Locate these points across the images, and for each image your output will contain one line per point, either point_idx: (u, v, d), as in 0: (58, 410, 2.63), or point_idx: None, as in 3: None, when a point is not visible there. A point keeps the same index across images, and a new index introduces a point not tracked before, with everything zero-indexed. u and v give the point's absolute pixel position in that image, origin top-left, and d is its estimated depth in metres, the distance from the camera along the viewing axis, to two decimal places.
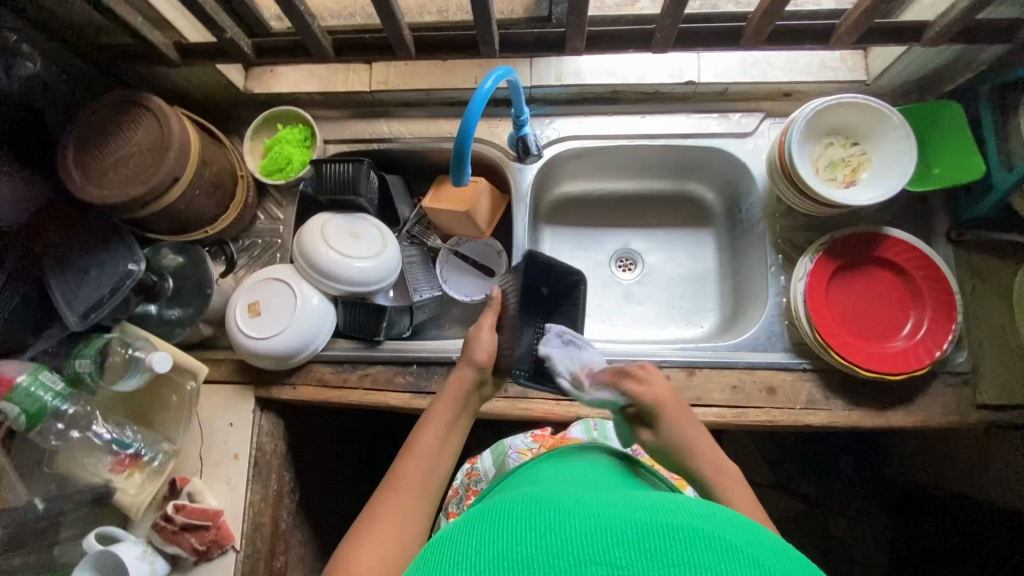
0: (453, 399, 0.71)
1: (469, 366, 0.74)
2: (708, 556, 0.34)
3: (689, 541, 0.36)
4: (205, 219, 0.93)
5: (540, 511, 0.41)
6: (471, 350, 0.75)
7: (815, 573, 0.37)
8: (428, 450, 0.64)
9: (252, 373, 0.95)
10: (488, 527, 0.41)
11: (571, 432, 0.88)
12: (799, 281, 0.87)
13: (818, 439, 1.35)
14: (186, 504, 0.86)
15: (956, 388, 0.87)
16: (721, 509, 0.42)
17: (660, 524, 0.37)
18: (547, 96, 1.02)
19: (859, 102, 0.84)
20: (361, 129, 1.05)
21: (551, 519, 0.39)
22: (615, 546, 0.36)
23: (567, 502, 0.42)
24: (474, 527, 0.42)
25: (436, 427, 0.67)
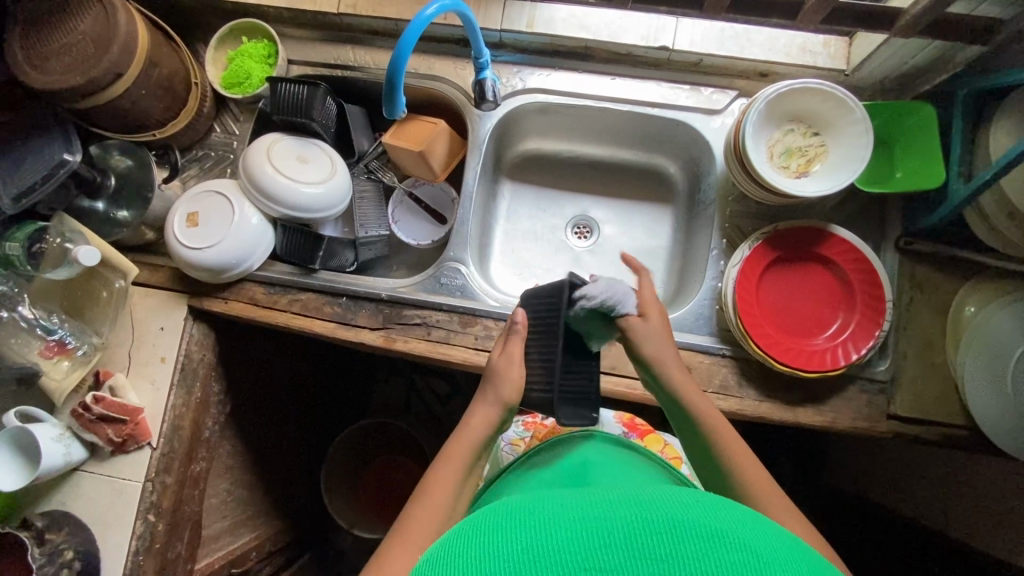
0: (474, 436, 0.69)
1: (496, 403, 0.71)
2: (688, 546, 0.38)
3: (675, 536, 0.39)
4: (153, 121, 0.92)
5: (523, 518, 0.43)
6: (499, 388, 0.71)
7: (784, 540, 0.42)
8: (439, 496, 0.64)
9: (188, 283, 0.97)
10: (485, 534, 0.43)
11: (563, 421, 0.94)
12: (733, 266, 0.87)
13: (754, 433, 1.35)
14: (105, 397, 0.89)
15: (871, 395, 0.87)
16: (696, 493, 0.45)
17: (639, 520, 0.40)
18: (518, 43, 0.98)
19: (824, 90, 0.80)
20: (327, 54, 1.02)
21: (536, 528, 0.41)
22: (602, 548, 0.39)
23: (557, 502, 0.45)
24: (472, 535, 0.44)
25: (452, 470, 0.67)
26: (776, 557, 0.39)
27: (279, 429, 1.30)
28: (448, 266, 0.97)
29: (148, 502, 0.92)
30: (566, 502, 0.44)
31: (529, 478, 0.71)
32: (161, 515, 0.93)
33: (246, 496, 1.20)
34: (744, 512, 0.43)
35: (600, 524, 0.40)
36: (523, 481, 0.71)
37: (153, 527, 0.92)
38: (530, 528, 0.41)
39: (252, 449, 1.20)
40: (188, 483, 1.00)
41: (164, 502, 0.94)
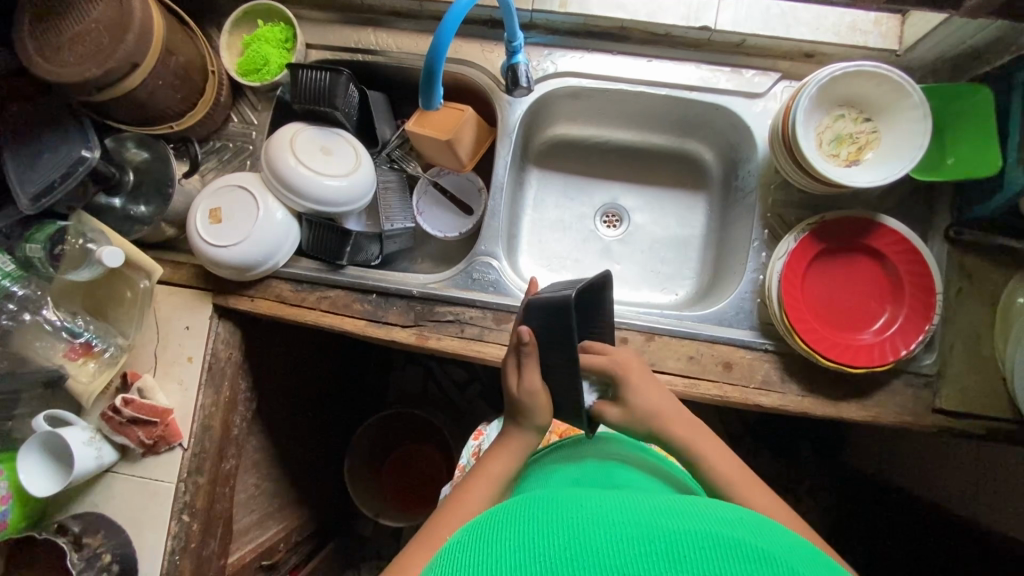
0: (512, 458, 0.71)
1: (529, 430, 0.72)
2: (726, 559, 0.40)
3: (713, 548, 0.41)
4: (171, 112, 0.88)
5: (566, 517, 0.45)
6: (533, 415, 0.71)
7: (812, 559, 0.44)
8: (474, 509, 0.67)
9: (211, 281, 0.94)
10: (523, 530, 0.45)
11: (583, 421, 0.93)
12: (778, 259, 0.84)
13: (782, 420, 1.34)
14: (135, 399, 0.88)
15: (916, 390, 0.85)
16: (730, 511, 0.48)
17: (679, 531, 0.43)
18: (550, 23, 0.93)
19: (879, 74, 0.76)
20: (347, 37, 0.97)
21: (579, 527, 0.44)
22: (643, 553, 0.41)
23: (594, 507, 0.47)
24: (509, 529, 0.46)
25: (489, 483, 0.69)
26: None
27: (303, 422, 1.29)
28: (477, 261, 0.94)
29: (182, 503, 0.91)
30: (606, 506, 0.47)
31: (553, 470, 0.70)
32: (195, 515, 0.93)
33: (273, 489, 1.19)
34: (777, 536, 0.45)
35: (642, 532, 0.43)
36: (547, 472, 0.70)
37: (188, 527, 0.92)
38: (572, 528, 0.44)
39: (277, 443, 1.19)
40: (220, 481, 0.99)
41: (197, 503, 0.93)
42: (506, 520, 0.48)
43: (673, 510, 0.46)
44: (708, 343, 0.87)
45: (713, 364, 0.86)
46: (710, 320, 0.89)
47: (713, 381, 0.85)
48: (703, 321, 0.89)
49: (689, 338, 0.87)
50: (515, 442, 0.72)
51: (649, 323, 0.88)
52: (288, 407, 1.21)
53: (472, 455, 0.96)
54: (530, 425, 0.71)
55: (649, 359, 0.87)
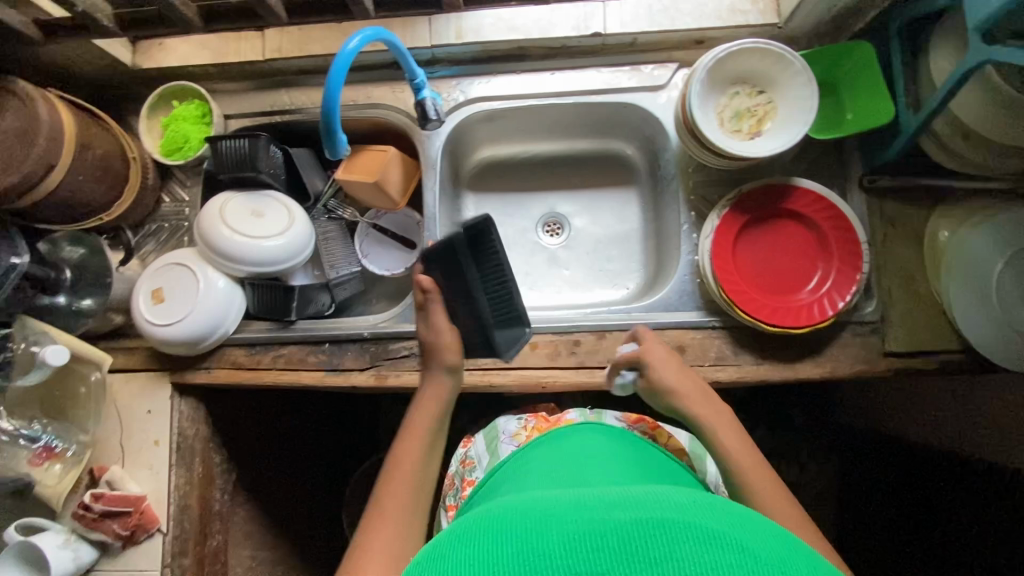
0: (433, 407, 0.79)
1: (442, 372, 0.81)
2: (689, 550, 0.37)
3: (671, 538, 0.38)
4: (98, 204, 0.90)
5: (518, 525, 0.42)
6: (441, 355, 0.81)
7: (780, 539, 0.41)
8: (411, 456, 0.73)
9: (166, 360, 0.95)
10: (478, 540, 0.42)
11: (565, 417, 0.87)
12: (706, 238, 0.86)
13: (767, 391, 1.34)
14: (104, 492, 0.88)
15: (864, 338, 0.87)
16: (697, 496, 0.45)
17: (636, 522, 0.40)
18: (452, 55, 0.97)
19: (760, 48, 0.80)
20: (263, 102, 1.00)
21: (532, 531, 0.41)
22: (595, 552, 0.38)
23: (550, 507, 0.44)
24: (464, 541, 0.43)
25: (419, 436, 0.76)
26: (776, 563, 0.37)
27: (291, 484, 1.27)
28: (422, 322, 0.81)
29: None
30: (564, 504, 0.44)
31: (527, 466, 0.73)
32: None
33: (271, 557, 1.18)
34: (744, 516, 0.42)
35: (594, 528, 0.40)
36: (523, 468, 0.73)
37: None
38: (525, 532, 0.41)
39: (265, 510, 1.18)
40: (208, 560, 0.98)
41: None
42: (466, 529, 0.45)
43: (635, 501, 0.43)
44: (657, 330, 0.89)
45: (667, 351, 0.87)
46: (656, 309, 0.91)
47: None
48: (650, 310, 0.91)
49: (639, 329, 0.89)
50: (434, 388, 0.81)
51: (597, 321, 0.89)
52: (271, 471, 1.20)
53: (463, 461, 0.94)
54: (442, 366, 0.81)
55: (604, 357, 0.88)
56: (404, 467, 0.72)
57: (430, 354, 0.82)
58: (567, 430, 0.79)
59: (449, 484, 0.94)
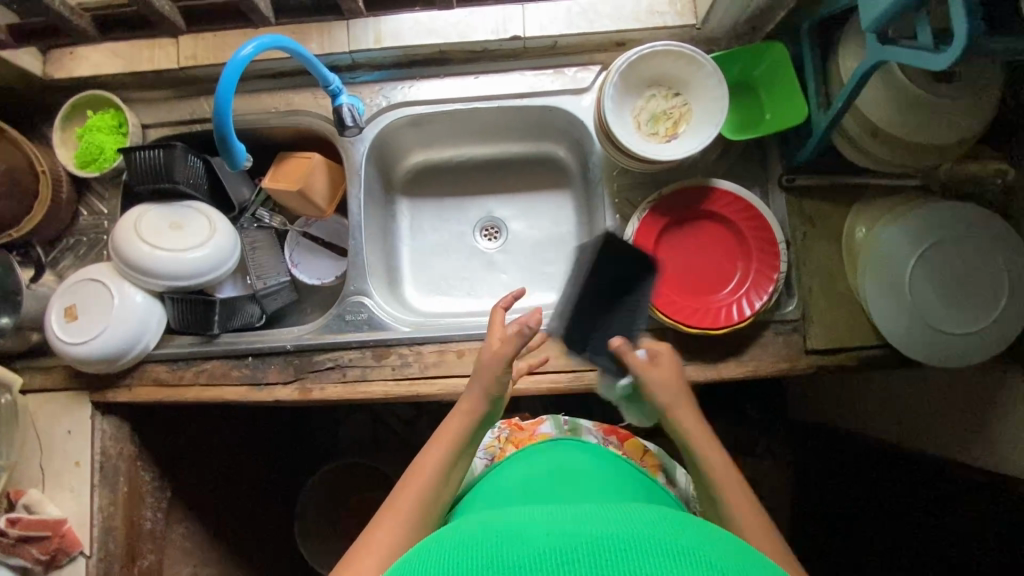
0: (465, 429, 0.72)
1: (482, 396, 0.73)
2: (655, 562, 0.36)
3: (642, 552, 0.37)
4: (5, 220, 0.87)
5: (488, 540, 0.40)
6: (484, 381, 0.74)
7: (748, 558, 0.40)
8: (430, 478, 0.67)
9: (86, 379, 0.92)
10: (446, 554, 0.40)
11: (540, 428, 0.86)
12: (627, 241, 0.86)
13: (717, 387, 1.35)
14: (21, 517, 0.86)
15: (787, 336, 0.87)
16: (665, 515, 0.44)
17: (606, 537, 0.38)
18: (373, 60, 0.95)
19: (671, 50, 0.80)
20: (182, 110, 0.98)
21: (506, 540, 0.40)
22: (568, 562, 0.36)
23: (521, 525, 0.43)
24: (431, 556, 0.40)
25: (442, 457, 0.69)
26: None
27: (236, 499, 1.25)
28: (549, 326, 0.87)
29: None
30: (540, 521, 0.43)
31: (498, 488, 0.73)
32: None
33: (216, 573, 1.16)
34: (724, 544, 0.41)
35: (568, 540, 0.38)
36: (494, 491, 0.72)
37: None
38: (497, 541, 0.40)
39: (206, 525, 1.15)
40: None
41: None
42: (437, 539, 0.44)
43: (613, 518, 0.42)
44: None
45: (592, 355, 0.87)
46: None
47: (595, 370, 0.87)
48: None
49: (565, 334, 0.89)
50: (469, 407, 0.73)
51: None
52: (212, 485, 1.18)
53: None
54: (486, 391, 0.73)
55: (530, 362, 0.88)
56: (423, 484, 0.67)
57: (482, 376, 0.74)
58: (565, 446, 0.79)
59: None
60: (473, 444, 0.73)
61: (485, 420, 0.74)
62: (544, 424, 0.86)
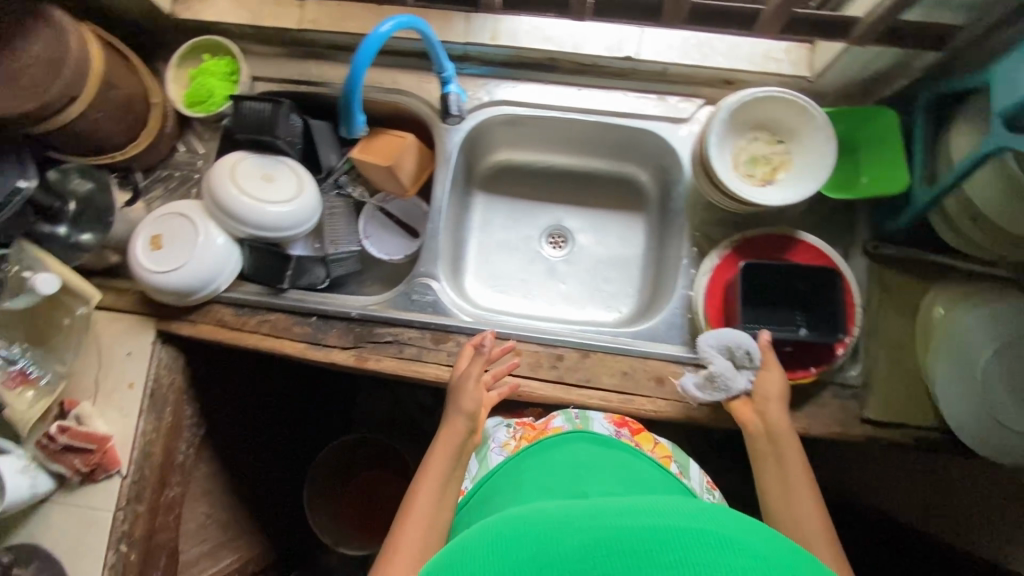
0: (450, 447, 0.76)
1: (460, 415, 0.79)
2: (699, 553, 0.35)
3: (685, 543, 0.36)
4: (113, 143, 0.90)
5: (523, 536, 0.40)
6: (460, 399, 0.80)
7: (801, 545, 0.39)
8: (426, 501, 0.71)
9: (155, 306, 0.95)
10: (483, 553, 0.40)
11: (552, 422, 0.82)
12: (702, 275, 0.87)
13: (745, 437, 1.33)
14: (70, 426, 0.88)
15: (844, 401, 0.87)
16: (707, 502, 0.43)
17: (646, 528, 0.38)
18: (483, 55, 0.97)
19: (786, 97, 0.80)
20: (291, 70, 1.01)
21: (537, 540, 0.39)
22: (607, 559, 0.36)
23: (557, 516, 0.42)
24: (469, 556, 0.41)
25: (434, 478, 0.73)
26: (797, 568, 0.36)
27: (256, 450, 1.27)
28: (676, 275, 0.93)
29: (120, 532, 0.91)
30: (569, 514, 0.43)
31: (519, 482, 0.72)
32: (133, 544, 0.93)
33: (226, 517, 1.18)
34: (770, 528, 0.40)
35: (606, 533, 0.38)
36: (514, 485, 0.72)
37: (126, 557, 0.92)
38: (530, 541, 0.39)
39: (227, 470, 1.18)
40: (161, 510, 0.98)
41: (136, 531, 0.93)
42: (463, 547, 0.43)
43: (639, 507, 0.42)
44: (641, 358, 0.89)
45: (646, 381, 0.88)
46: (643, 337, 0.91)
47: (647, 396, 0.87)
48: (636, 337, 0.91)
49: (622, 355, 0.89)
50: (451, 428, 0.78)
51: (583, 339, 0.90)
52: (239, 432, 1.20)
53: None
54: (461, 409, 0.79)
55: (583, 376, 0.88)
56: (422, 508, 0.71)
57: (456, 397, 0.80)
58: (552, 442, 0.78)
59: None
60: (461, 461, 0.77)
61: (468, 436, 0.79)
62: (555, 415, 0.83)
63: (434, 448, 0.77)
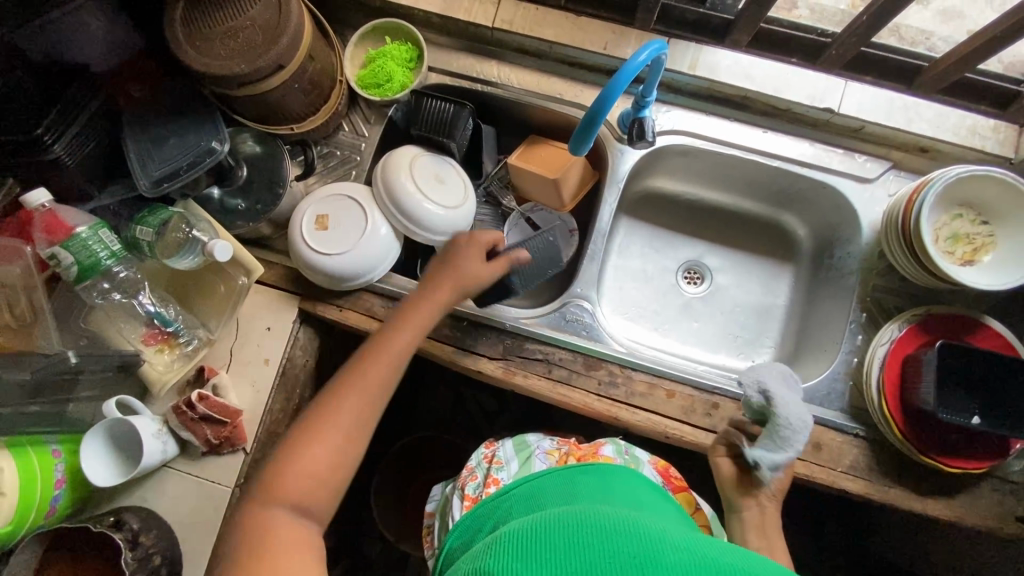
0: (441, 303, 0.77)
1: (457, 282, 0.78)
2: None
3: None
4: (294, 115, 0.88)
5: (579, 527, 0.49)
6: (461, 269, 0.79)
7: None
8: (405, 340, 0.73)
9: (301, 285, 0.93)
10: (540, 539, 0.48)
11: (602, 450, 0.85)
12: (881, 345, 0.84)
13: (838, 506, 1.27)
14: (209, 396, 0.84)
15: (1002, 495, 0.83)
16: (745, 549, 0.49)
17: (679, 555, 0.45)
18: (674, 82, 0.95)
19: (1007, 181, 0.77)
20: (469, 66, 0.99)
21: (595, 545, 0.46)
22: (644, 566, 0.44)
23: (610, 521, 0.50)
24: (530, 537, 0.49)
25: (420, 321, 0.75)
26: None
27: None
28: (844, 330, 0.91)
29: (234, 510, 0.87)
30: (635, 529, 0.48)
31: (576, 490, 0.69)
32: None
33: None
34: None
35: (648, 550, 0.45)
36: (570, 491, 0.69)
37: None
38: (593, 536, 0.47)
39: None
40: None
41: None
42: (537, 522, 0.51)
43: (701, 551, 0.46)
44: None
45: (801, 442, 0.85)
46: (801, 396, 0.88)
47: (801, 460, 0.84)
48: None
49: None
50: (440, 295, 0.77)
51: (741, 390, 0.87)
52: None
53: (484, 459, 0.87)
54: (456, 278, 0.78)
55: None
56: (387, 364, 0.70)
57: (459, 261, 0.79)
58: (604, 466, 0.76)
59: (465, 477, 0.85)
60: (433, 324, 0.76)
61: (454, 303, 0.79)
62: (604, 445, 0.87)
63: (421, 301, 0.76)
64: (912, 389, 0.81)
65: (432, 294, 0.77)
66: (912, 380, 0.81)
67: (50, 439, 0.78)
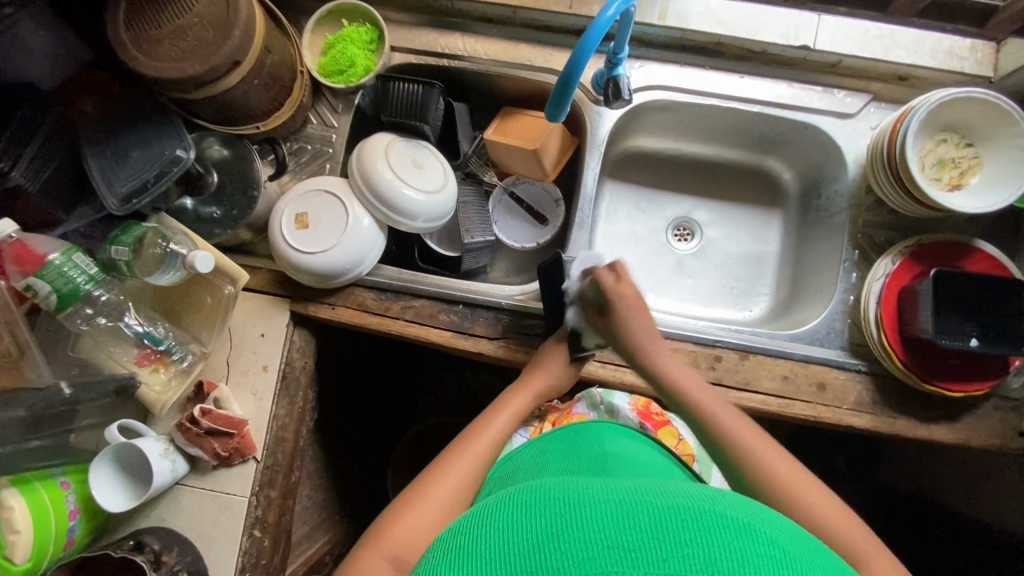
0: (533, 389, 0.79)
1: (545, 375, 0.80)
2: (671, 528, 0.39)
3: (657, 517, 0.40)
4: (258, 112, 0.85)
5: (515, 501, 0.45)
6: (551, 362, 0.81)
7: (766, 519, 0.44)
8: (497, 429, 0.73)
9: (289, 287, 0.91)
10: (477, 523, 0.44)
11: (577, 407, 0.88)
12: (876, 280, 0.85)
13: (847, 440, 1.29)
14: (211, 409, 0.83)
15: (1004, 413, 0.85)
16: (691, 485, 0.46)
17: (619, 501, 0.42)
18: (645, 35, 0.92)
19: (988, 100, 0.76)
20: (433, 41, 0.95)
21: (520, 518, 0.42)
22: (585, 521, 0.40)
23: (546, 484, 0.46)
24: (469, 526, 0.45)
25: (510, 411, 0.76)
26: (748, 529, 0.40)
27: (352, 433, 1.22)
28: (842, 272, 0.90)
29: (254, 517, 0.86)
30: (557, 487, 0.45)
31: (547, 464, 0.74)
32: (267, 530, 0.87)
33: (324, 500, 1.13)
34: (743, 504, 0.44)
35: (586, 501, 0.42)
36: (541, 465, 0.75)
37: (259, 543, 0.86)
38: (527, 504, 0.43)
39: (330, 455, 1.13)
40: (289, 495, 0.93)
41: (269, 517, 0.88)
42: (469, 512, 0.47)
43: (632, 493, 0.43)
44: (802, 363, 0.87)
45: (806, 385, 0.86)
46: (802, 339, 0.88)
47: (807, 401, 0.85)
48: (794, 340, 0.88)
49: (783, 358, 0.87)
50: (524, 390, 0.79)
51: (743, 340, 0.87)
52: (342, 414, 1.16)
53: None
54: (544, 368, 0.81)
55: (743, 378, 0.86)
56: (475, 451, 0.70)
57: (544, 358, 0.82)
58: (573, 429, 0.80)
59: None
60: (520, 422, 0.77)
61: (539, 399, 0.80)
62: (579, 403, 0.89)
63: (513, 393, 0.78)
64: (914, 320, 0.81)
65: (523, 390, 0.79)
66: (913, 309, 0.81)
67: (56, 472, 0.77)
